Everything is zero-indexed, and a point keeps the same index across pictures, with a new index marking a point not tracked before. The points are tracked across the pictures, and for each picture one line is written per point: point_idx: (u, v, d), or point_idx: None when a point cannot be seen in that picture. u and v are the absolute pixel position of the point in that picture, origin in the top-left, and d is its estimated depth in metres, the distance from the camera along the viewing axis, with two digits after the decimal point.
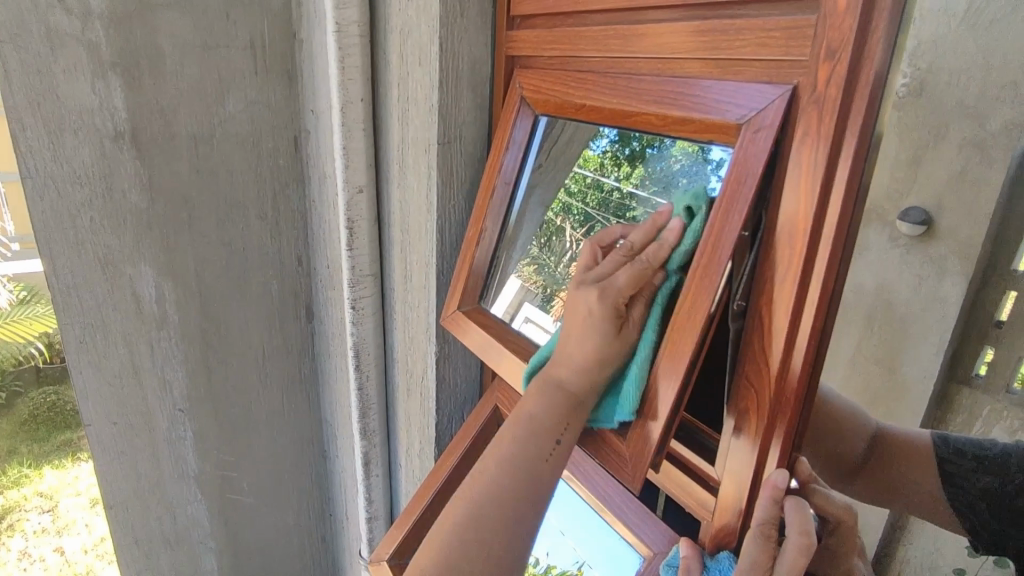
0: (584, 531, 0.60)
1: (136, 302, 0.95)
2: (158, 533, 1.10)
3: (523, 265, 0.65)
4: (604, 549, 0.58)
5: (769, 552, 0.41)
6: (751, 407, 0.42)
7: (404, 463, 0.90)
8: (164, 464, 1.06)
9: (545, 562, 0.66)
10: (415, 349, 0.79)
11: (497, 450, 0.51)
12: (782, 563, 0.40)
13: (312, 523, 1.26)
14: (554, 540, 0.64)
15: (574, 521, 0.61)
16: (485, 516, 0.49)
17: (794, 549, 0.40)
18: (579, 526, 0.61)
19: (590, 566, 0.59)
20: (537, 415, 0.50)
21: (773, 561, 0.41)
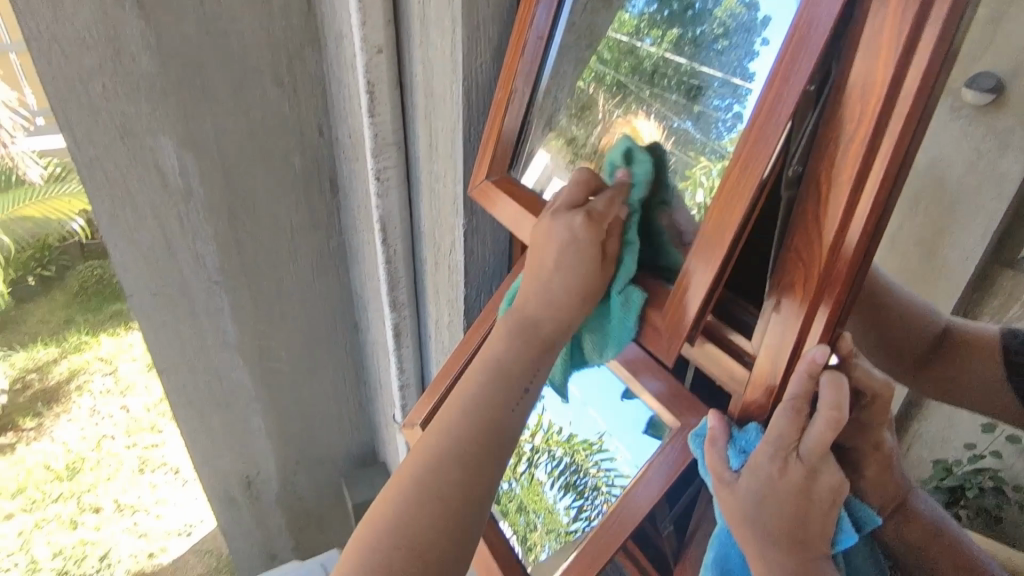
0: (615, 403, 0.61)
1: (160, 175, 0.94)
2: (207, 393, 1.18)
3: (550, 139, 0.62)
4: (634, 419, 0.58)
5: (798, 424, 0.40)
6: (796, 282, 0.40)
7: (433, 334, 0.91)
8: (206, 332, 1.12)
9: (568, 432, 0.68)
10: (442, 223, 0.77)
11: (453, 409, 0.56)
12: (812, 433, 0.40)
13: (349, 391, 1.32)
14: (580, 412, 0.66)
15: (602, 395, 0.63)
16: (453, 456, 0.53)
17: (822, 421, 0.40)
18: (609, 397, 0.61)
19: (611, 436, 0.61)
20: (491, 373, 0.56)
21: (800, 432, 0.41)
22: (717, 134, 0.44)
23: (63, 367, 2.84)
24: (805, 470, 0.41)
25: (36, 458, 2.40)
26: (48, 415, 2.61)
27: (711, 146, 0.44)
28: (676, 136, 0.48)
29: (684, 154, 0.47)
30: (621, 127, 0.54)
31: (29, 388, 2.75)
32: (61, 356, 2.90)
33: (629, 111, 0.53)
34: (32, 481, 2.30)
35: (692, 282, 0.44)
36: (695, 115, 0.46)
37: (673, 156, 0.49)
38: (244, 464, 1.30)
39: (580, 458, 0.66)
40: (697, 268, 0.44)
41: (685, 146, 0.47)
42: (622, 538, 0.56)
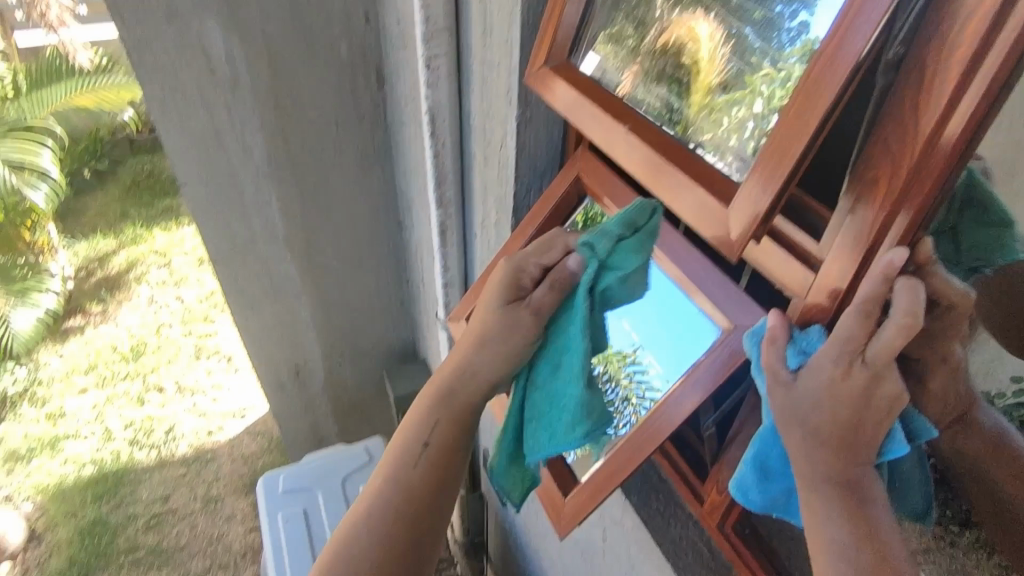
0: (654, 313, 0.60)
1: (208, 60, 0.93)
2: (258, 283, 1.23)
3: (601, 43, 0.59)
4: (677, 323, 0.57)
5: (867, 329, 0.39)
6: (882, 177, 0.37)
7: (479, 232, 0.91)
8: (255, 224, 1.14)
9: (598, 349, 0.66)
10: (494, 115, 0.74)
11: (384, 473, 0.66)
12: (883, 337, 0.39)
13: (392, 288, 1.35)
14: (612, 324, 0.65)
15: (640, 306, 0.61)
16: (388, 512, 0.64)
17: (894, 329, 0.38)
18: (653, 303, 0.59)
19: (646, 349, 0.61)
20: (404, 443, 0.67)
21: (869, 336, 0.39)
22: (779, 43, 0.41)
23: (122, 257, 2.98)
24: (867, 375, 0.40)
25: (104, 341, 2.58)
26: (111, 302, 2.77)
27: (771, 55, 0.42)
28: (737, 40, 0.45)
29: (742, 61, 0.45)
30: (679, 28, 0.51)
31: (93, 275, 2.91)
32: (119, 247, 3.04)
33: (687, 12, 0.50)
34: (101, 360, 2.48)
35: (764, 182, 0.41)
36: (757, 20, 0.43)
37: (729, 65, 0.46)
38: (294, 353, 1.37)
39: (614, 367, 0.64)
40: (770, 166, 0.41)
41: (744, 54, 0.44)
42: (658, 441, 0.55)
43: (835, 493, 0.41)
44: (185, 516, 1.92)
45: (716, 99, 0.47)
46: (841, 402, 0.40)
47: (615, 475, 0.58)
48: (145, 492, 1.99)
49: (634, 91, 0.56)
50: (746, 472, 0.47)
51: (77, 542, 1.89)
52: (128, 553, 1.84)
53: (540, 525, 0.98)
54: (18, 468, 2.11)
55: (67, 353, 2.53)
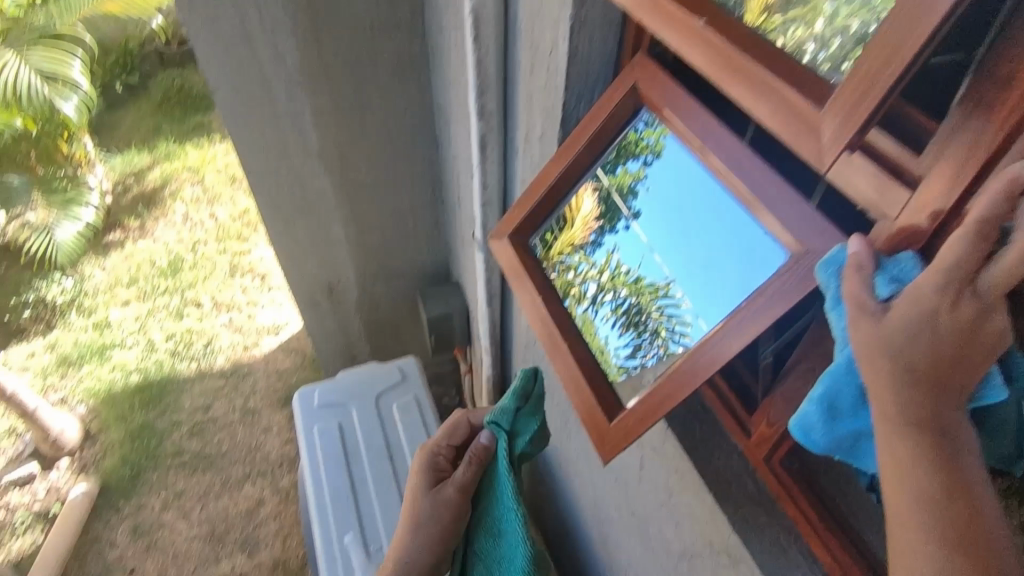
0: (690, 246, 0.57)
1: None
2: (291, 199, 1.21)
3: None
4: (731, 248, 0.53)
5: (980, 255, 0.34)
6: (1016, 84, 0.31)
7: (522, 148, 0.86)
8: (289, 137, 1.11)
9: (634, 274, 0.64)
10: (545, 17, 0.68)
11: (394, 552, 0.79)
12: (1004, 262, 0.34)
13: (426, 208, 1.32)
14: (648, 257, 0.62)
15: (676, 239, 0.59)
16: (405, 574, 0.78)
17: (1014, 256, 0.33)
18: (701, 232, 0.56)
19: (680, 285, 0.58)
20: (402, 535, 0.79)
21: (985, 261, 0.35)
22: None
23: (156, 173, 3.00)
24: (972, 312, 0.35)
25: (144, 255, 2.63)
26: (148, 217, 2.80)
27: None
28: None
29: None
30: None
31: (130, 190, 2.93)
32: (154, 163, 3.04)
33: None
34: (141, 274, 2.54)
35: (866, 94, 0.35)
36: None
37: None
38: (328, 271, 1.36)
39: (645, 300, 0.62)
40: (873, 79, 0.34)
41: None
42: (711, 371, 0.52)
43: (916, 428, 0.38)
44: (226, 425, 2.00)
45: (773, 18, 0.43)
46: (941, 334, 0.36)
47: (668, 401, 0.55)
48: (188, 401, 2.07)
49: None
50: (813, 411, 0.42)
51: (128, 443, 1.97)
52: (174, 456, 1.94)
53: (574, 450, 0.98)
54: (69, 373, 2.21)
55: (109, 266, 2.59)
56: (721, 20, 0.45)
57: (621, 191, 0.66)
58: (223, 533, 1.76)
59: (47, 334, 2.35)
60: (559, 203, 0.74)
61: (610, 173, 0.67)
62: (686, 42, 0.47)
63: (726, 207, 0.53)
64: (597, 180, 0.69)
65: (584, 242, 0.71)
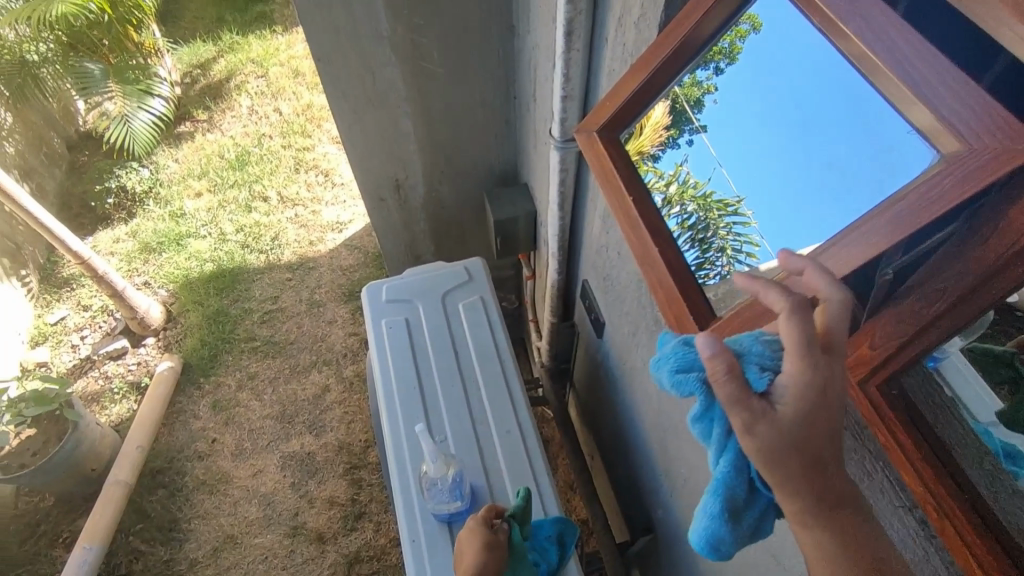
0: (757, 165, 0.57)
1: None
2: (360, 90, 1.17)
3: None
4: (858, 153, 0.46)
5: None
6: None
7: (612, 35, 0.78)
8: (359, 17, 1.06)
9: (705, 189, 0.65)
10: None
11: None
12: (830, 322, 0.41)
13: (497, 104, 1.25)
14: (713, 172, 0.63)
15: (745, 156, 0.59)
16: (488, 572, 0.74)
17: None
18: (785, 149, 0.53)
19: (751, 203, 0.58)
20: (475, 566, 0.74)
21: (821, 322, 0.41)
22: None
23: (221, 64, 2.99)
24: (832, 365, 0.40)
25: (213, 147, 2.68)
26: (216, 110, 2.82)
27: None
28: None
29: None
30: None
31: (197, 82, 2.95)
32: (220, 54, 3.03)
33: None
34: (211, 167, 2.59)
35: None
36: None
37: None
38: (394, 168, 1.34)
39: (712, 217, 0.64)
40: None
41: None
42: None
43: None
44: (294, 316, 2.09)
45: None
46: None
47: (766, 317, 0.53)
48: (258, 291, 2.17)
49: None
50: (714, 524, 0.44)
51: (206, 326, 2.09)
52: (247, 341, 2.05)
53: (641, 358, 0.96)
54: (150, 258, 2.33)
55: (181, 158, 2.65)
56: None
57: (690, 102, 0.65)
58: (293, 416, 1.89)
59: (129, 221, 2.46)
60: (663, 89, 0.66)
61: (678, 82, 0.65)
62: None
63: (829, 109, 0.48)
64: (688, 82, 0.64)
65: (651, 152, 0.72)
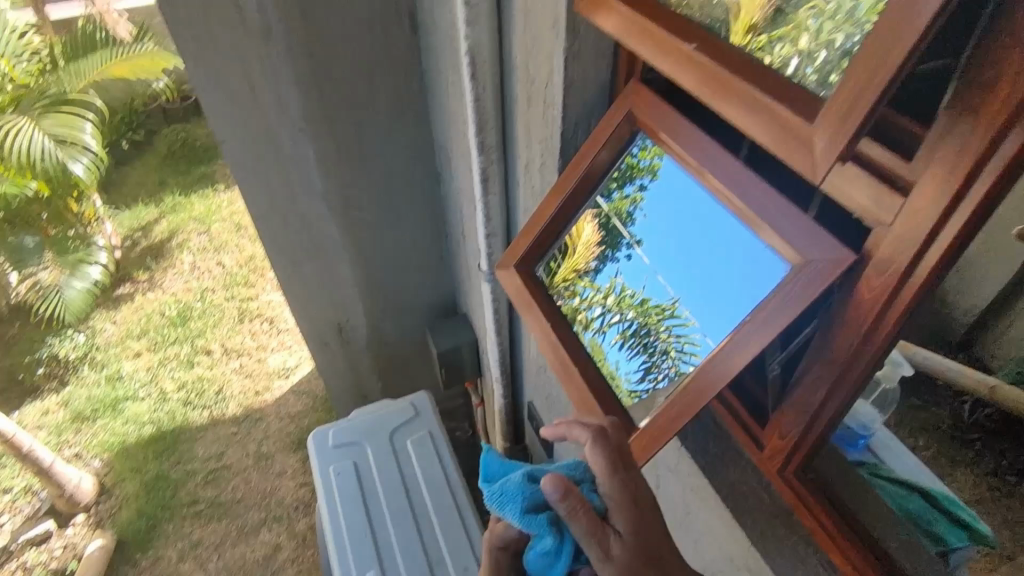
0: (688, 265, 0.59)
1: (239, 9, 0.91)
2: (299, 243, 1.24)
3: None
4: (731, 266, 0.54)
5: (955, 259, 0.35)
6: (1001, 78, 0.33)
7: (522, 179, 0.88)
8: (294, 181, 1.14)
9: (641, 296, 0.66)
10: (539, 51, 0.69)
11: None
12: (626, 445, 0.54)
13: (430, 242, 1.34)
14: (651, 276, 0.64)
15: (676, 257, 0.60)
16: None
17: None
18: (704, 255, 0.57)
19: (687, 302, 0.59)
20: None
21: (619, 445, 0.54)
22: None
23: (163, 225, 3.06)
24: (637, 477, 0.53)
25: (153, 305, 2.67)
26: (157, 268, 2.85)
27: None
28: None
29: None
30: None
31: (137, 243, 2.98)
32: (161, 215, 3.11)
33: None
34: (151, 325, 2.56)
35: (846, 106, 0.37)
36: None
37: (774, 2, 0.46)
38: (336, 311, 1.38)
39: (652, 321, 0.64)
40: (853, 90, 0.36)
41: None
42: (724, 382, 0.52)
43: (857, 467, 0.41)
44: (240, 471, 2.00)
45: (758, 39, 0.46)
46: None
47: (681, 417, 0.56)
48: (201, 449, 2.07)
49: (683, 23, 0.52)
50: None
51: (143, 495, 1.96)
52: (189, 505, 1.92)
53: None
54: (83, 427, 2.21)
55: (119, 319, 2.62)
56: (698, 40, 0.48)
57: (621, 216, 0.67)
58: None
59: (60, 390, 2.36)
60: (564, 228, 0.74)
61: (607, 199, 0.69)
62: (679, 66, 0.49)
63: (725, 226, 0.54)
64: (596, 211, 0.70)
65: (588, 267, 0.72)
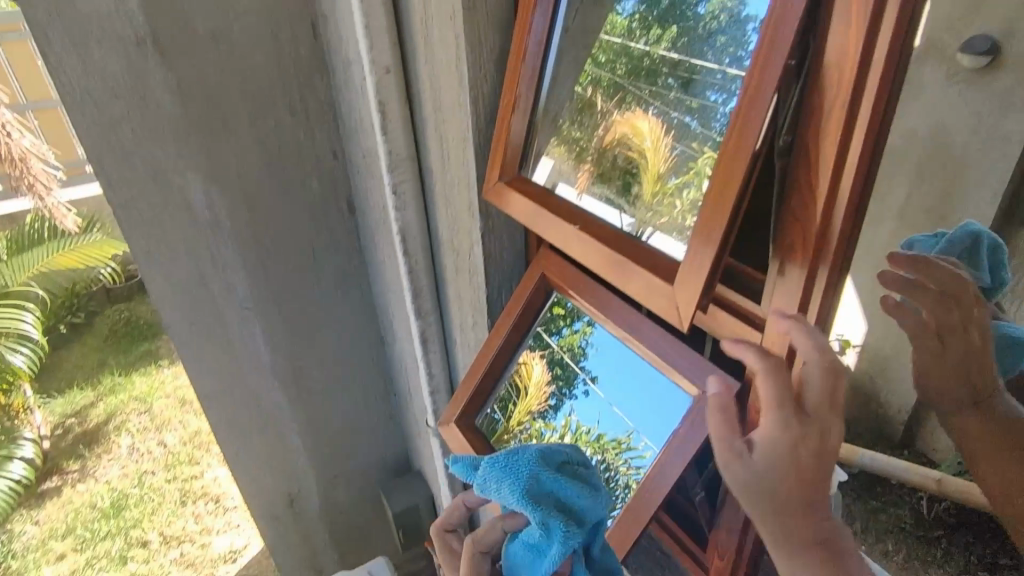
0: (636, 396, 0.62)
1: (189, 209, 1.00)
2: (247, 416, 1.24)
3: (553, 145, 0.65)
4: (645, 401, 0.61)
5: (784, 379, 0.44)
6: (796, 243, 0.43)
7: (458, 338, 0.95)
8: (242, 356, 1.18)
9: (594, 430, 0.69)
10: (459, 229, 0.80)
11: None
12: (813, 385, 0.43)
13: (379, 400, 1.38)
14: (605, 409, 0.67)
15: (623, 388, 0.64)
16: None
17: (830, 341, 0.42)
18: (636, 389, 0.62)
19: (640, 431, 0.62)
20: None
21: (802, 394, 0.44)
22: (719, 126, 0.45)
23: (99, 408, 2.94)
24: (815, 424, 0.43)
25: (83, 498, 2.48)
26: (90, 457, 2.68)
27: (713, 139, 0.45)
28: (676, 130, 0.50)
29: (688, 147, 0.48)
30: (619, 122, 0.57)
31: (69, 431, 2.83)
32: (98, 398, 3.00)
33: (626, 109, 0.56)
34: (81, 520, 2.37)
35: (693, 267, 0.46)
36: (694, 110, 0.47)
37: (674, 151, 0.50)
38: (286, 482, 1.36)
39: (610, 456, 0.66)
40: (698, 250, 0.46)
41: (686, 140, 0.48)
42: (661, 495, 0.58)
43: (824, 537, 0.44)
44: None
45: (667, 184, 0.51)
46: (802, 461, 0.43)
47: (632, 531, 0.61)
48: None
49: (590, 185, 0.61)
50: None
51: None
52: None
53: None
54: None
55: (43, 518, 2.41)
56: (601, 229, 0.57)
57: (573, 351, 0.70)
58: None
59: None
60: (499, 382, 0.81)
61: (557, 338, 0.72)
62: (569, 240, 0.60)
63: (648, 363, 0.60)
64: (529, 358, 0.77)
65: (540, 409, 0.76)
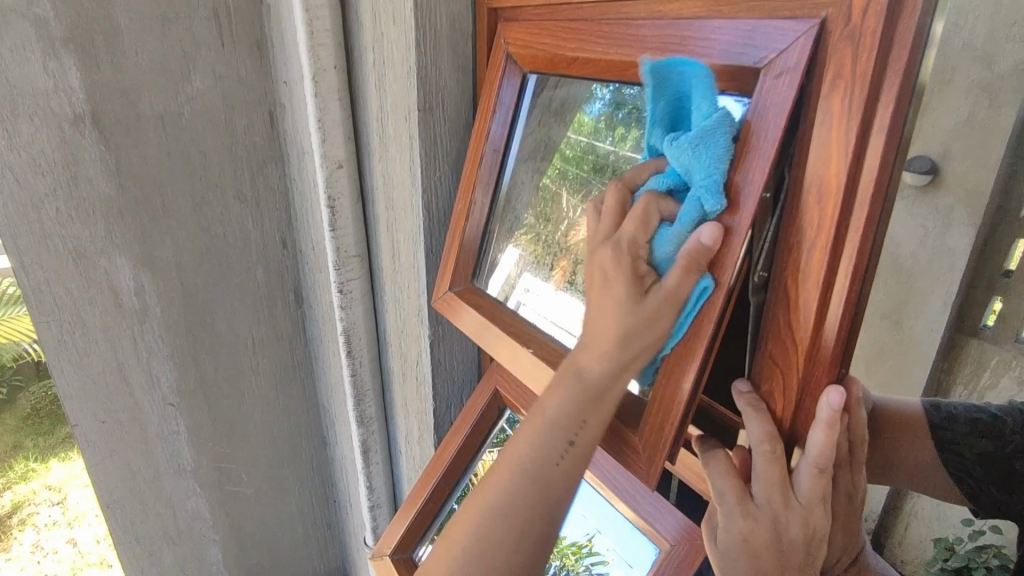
0: (598, 506, 0.57)
1: (114, 295, 0.91)
2: (160, 529, 1.09)
3: (519, 236, 0.60)
4: (607, 524, 0.56)
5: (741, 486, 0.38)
6: (776, 390, 0.38)
7: (404, 450, 0.87)
8: (159, 460, 1.04)
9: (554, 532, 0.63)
10: (408, 333, 0.74)
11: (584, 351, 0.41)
12: (774, 479, 0.37)
13: (314, 510, 1.25)
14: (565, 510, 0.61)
15: (584, 493, 0.58)
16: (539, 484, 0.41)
17: (806, 476, 0.37)
18: (596, 512, 0.57)
19: (601, 534, 0.57)
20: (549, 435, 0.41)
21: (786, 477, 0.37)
22: None
23: (5, 500, 2.61)
24: (767, 519, 0.37)
25: None
26: None
27: None
28: None
29: None
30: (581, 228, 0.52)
31: None
32: (4, 488, 2.67)
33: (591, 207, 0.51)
34: None
35: (667, 403, 0.41)
36: None
37: None
38: None
39: (570, 562, 0.61)
40: (675, 372, 0.40)
41: None
42: None
43: None
44: None
45: None
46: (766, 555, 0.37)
47: None
48: None
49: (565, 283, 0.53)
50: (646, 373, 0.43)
51: None
52: None
53: None
54: None
55: None
56: None
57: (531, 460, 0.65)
58: None
59: None
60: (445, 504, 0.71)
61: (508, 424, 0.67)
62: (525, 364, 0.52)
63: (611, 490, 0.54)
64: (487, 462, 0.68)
65: None
